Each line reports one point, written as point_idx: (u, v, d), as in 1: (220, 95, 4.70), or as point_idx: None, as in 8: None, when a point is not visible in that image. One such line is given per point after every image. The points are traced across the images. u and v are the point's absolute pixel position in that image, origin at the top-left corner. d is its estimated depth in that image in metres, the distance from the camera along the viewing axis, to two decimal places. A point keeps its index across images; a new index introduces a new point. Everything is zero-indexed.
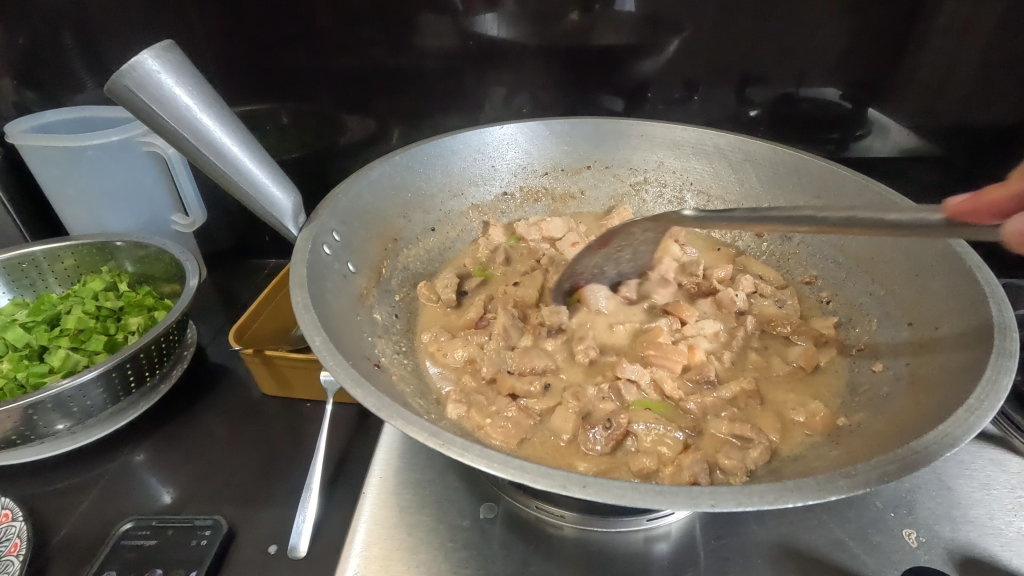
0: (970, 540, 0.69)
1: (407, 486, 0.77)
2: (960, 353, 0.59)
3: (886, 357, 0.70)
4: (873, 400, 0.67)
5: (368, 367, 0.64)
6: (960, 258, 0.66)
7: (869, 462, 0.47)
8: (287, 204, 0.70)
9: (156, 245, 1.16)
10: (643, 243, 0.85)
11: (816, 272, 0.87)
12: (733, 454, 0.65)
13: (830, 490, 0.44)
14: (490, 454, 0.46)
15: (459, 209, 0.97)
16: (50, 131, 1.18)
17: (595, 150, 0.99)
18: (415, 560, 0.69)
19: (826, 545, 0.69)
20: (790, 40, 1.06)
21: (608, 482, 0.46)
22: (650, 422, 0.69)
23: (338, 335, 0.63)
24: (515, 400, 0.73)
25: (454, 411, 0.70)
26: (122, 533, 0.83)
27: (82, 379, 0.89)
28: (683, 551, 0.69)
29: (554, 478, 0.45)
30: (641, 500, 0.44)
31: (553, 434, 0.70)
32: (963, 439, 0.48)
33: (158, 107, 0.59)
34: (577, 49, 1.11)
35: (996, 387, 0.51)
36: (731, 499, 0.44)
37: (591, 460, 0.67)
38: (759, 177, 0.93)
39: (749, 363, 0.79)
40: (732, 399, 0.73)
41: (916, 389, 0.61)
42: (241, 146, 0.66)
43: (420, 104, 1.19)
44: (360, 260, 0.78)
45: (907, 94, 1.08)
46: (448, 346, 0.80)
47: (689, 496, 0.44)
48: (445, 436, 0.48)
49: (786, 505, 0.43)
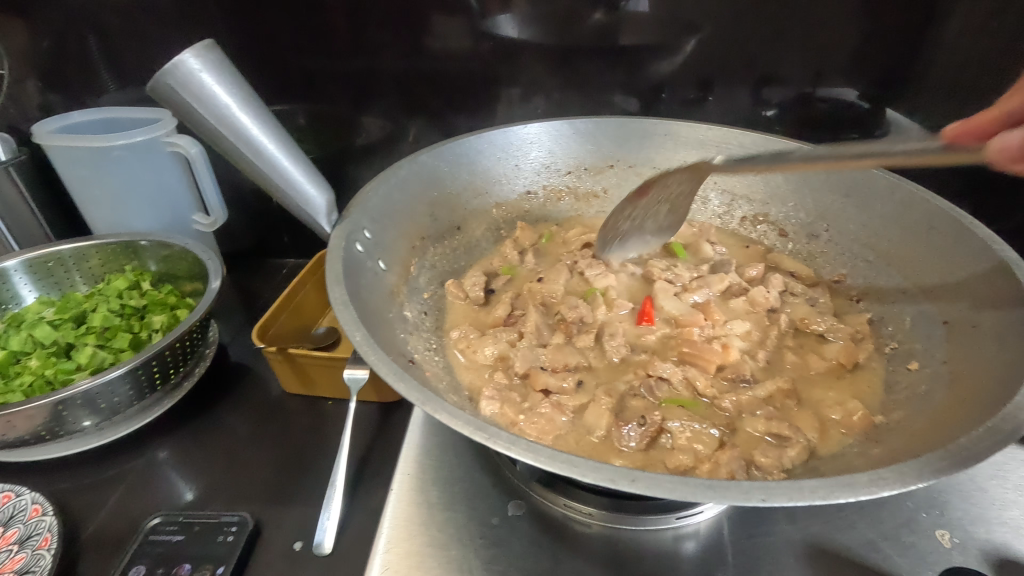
0: (1006, 541, 0.68)
1: (434, 482, 0.78)
2: (1003, 351, 0.58)
3: (923, 355, 0.69)
4: (911, 398, 0.66)
5: (404, 363, 0.64)
6: (1000, 255, 0.65)
7: (919, 458, 0.46)
8: (321, 202, 0.70)
9: (179, 244, 1.17)
10: (679, 195, 0.86)
11: (846, 271, 0.86)
12: (771, 453, 0.64)
13: (878, 488, 0.44)
14: (537, 448, 0.46)
15: (484, 207, 0.97)
16: (76, 131, 1.19)
17: (619, 149, 0.99)
18: (445, 557, 0.69)
19: (858, 545, 0.68)
20: (811, 39, 1.06)
21: (657, 475, 0.46)
22: (685, 419, 0.69)
23: (374, 331, 0.63)
24: (549, 396, 0.73)
25: (488, 407, 0.70)
26: (150, 528, 0.84)
27: (109, 376, 0.90)
28: (712, 550, 0.69)
29: (602, 472, 0.45)
30: (692, 495, 0.43)
31: (585, 431, 0.70)
32: (1015, 436, 0.47)
33: (199, 105, 0.60)
34: (592, 49, 1.11)
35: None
36: (782, 494, 0.43)
37: (625, 457, 0.67)
38: (785, 175, 0.92)
39: (785, 363, 0.78)
40: (768, 398, 0.72)
41: (955, 387, 0.60)
42: (275, 143, 0.67)
43: (440, 103, 1.19)
44: (390, 257, 0.78)
45: (925, 94, 1.08)
46: (475, 344, 0.79)
47: (739, 490, 0.44)
48: (491, 429, 0.48)
49: (837, 500, 0.43)
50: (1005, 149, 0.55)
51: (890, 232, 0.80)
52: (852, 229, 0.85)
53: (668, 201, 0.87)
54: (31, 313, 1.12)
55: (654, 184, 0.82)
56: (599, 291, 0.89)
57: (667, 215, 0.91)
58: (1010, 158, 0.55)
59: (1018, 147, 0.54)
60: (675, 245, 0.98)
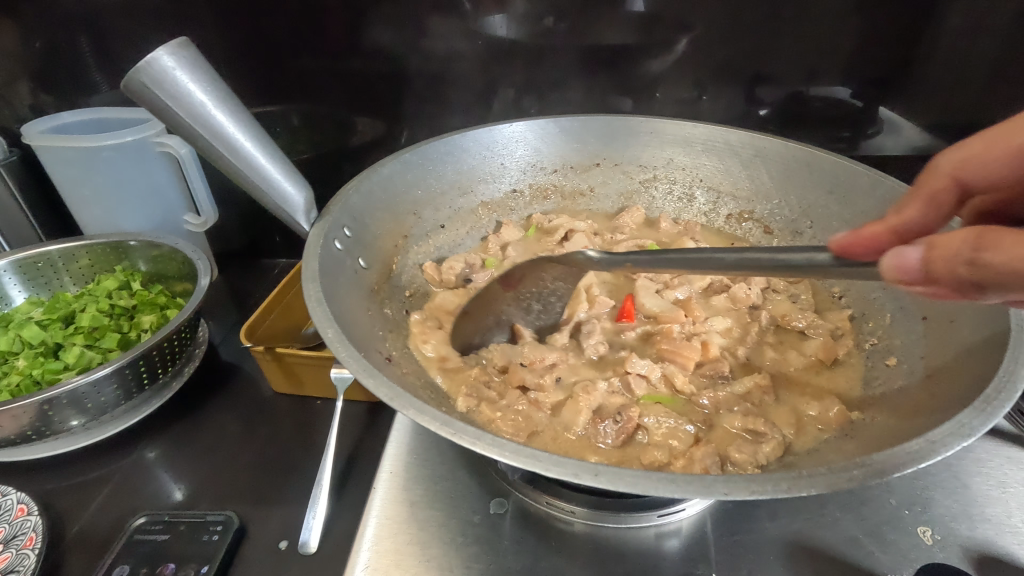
0: (988, 538, 0.68)
1: (417, 480, 0.78)
2: (978, 345, 0.58)
3: (901, 351, 0.69)
4: (887, 393, 0.66)
5: (379, 360, 0.64)
6: None
7: (886, 452, 0.46)
8: (299, 199, 0.70)
9: (169, 244, 1.17)
10: (553, 294, 0.85)
11: (829, 267, 0.86)
12: (746, 449, 0.64)
13: (843, 483, 0.43)
14: (503, 443, 0.46)
15: (469, 206, 0.96)
16: (65, 132, 1.19)
17: (606, 147, 0.98)
18: (426, 555, 0.69)
19: (840, 542, 0.68)
20: (800, 37, 1.06)
21: (622, 470, 0.45)
22: (661, 415, 0.70)
23: (350, 328, 0.63)
24: (527, 394, 0.73)
25: (464, 403, 0.70)
26: (135, 527, 0.84)
27: (95, 376, 0.90)
28: (694, 549, 0.69)
29: (567, 466, 0.45)
30: (655, 489, 0.43)
31: (563, 428, 0.70)
32: (980, 430, 0.47)
33: (174, 102, 0.60)
34: (585, 48, 1.11)
35: (1014, 377, 0.50)
36: (747, 488, 0.43)
37: (601, 453, 0.67)
38: (770, 173, 0.92)
39: (765, 360, 0.78)
40: (746, 394, 0.72)
41: (931, 382, 0.60)
42: (254, 141, 0.66)
43: (430, 104, 1.19)
44: (371, 255, 0.78)
45: (917, 93, 1.08)
46: (430, 333, 0.80)
47: (704, 484, 0.44)
48: (458, 424, 0.48)
49: (801, 494, 0.43)
50: (902, 266, 0.45)
51: None
52: (835, 225, 0.85)
53: (537, 298, 0.85)
54: (21, 313, 1.12)
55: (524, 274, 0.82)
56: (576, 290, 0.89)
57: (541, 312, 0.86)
58: (904, 277, 0.45)
59: (918, 263, 0.44)
60: (656, 247, 0.96)
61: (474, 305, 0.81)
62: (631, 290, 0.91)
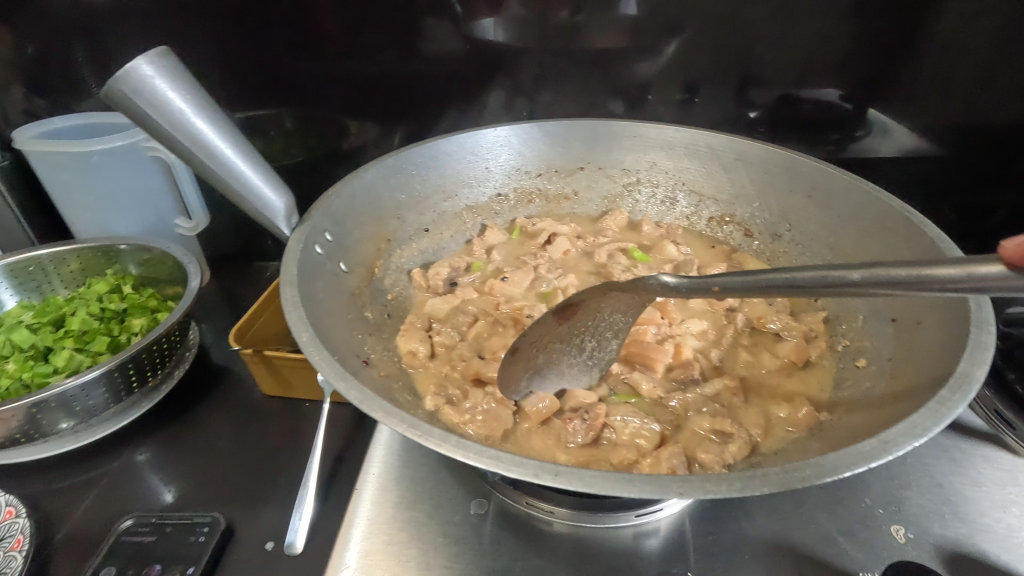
0: (960, 537, 0.69)
1: (400, 481, 0.78)
2: (942, 347, 0.58)
3: (871, 353, 0.70)
4: (856, 394, 0.67)
5: (356, 363, 0.65)
6: (945, 253, 0.65)
7: (838, 450, 0.47)
8: (279, 205, 0.71)
9: (159, 248, 1.18)
10: (606, 328, 0.73)
11: (805, 270, 0.87)
12: (713, 449, 0.65)
13: (795, 482, 0.44)
14: (466, 445, 0.47)
15: (454, 209, 0.97)
16: (56, 137, 1.21)
17: (589, 151, 0.99)
18: (405, 555, 0.70)
19: (816, 542, 0.69)
20: (788, 41, 1.07)
21: (581, 470, 0.46)
22: (627, 414, 0.71)
23: (327, 331, 0.64)
24: (489, 390, 0.73)
25: (432, 402, 0.72)
26: (123, 529, 0.85)
27: (84, 379, 0.91)
28: (671, 549, 0.70)
29: (528, 466, 0.46)
30: (612, 488, 0.44)
31: (532, 427, 0.71)
32: (933, 430, 0.48)
33: (153, 110, 0.60)
34: (578, 52, 1.12)
35: (969, 378, 0.52)
36: (701, 488, 0.44)
37: (570, 453, 0.68)
38: (751, 176, 0.92)
39: (739, 361, 0.79)
40: (715, 396, 0.74)
41: (898, 382, 0.61)
42: (234, 147, 0.67)
43: (423, 108, 1.20)
44: (353, 259, 0.78)
45: (904, 96, 1.09)
46: (414, 333, 0.81)
47: (659, 484, 0.45)
48: (424, 426, 0.49)
49: (752, 493, 0.44)
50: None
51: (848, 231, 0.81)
52: (813, 228, 0.86)
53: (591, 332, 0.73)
54: (12, 316, 1.13)
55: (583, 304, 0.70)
56: (555, 293, 0.92)
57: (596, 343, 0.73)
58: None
59: None
60: (637, 250, 0.99)
61: (526, 341, 0.71)
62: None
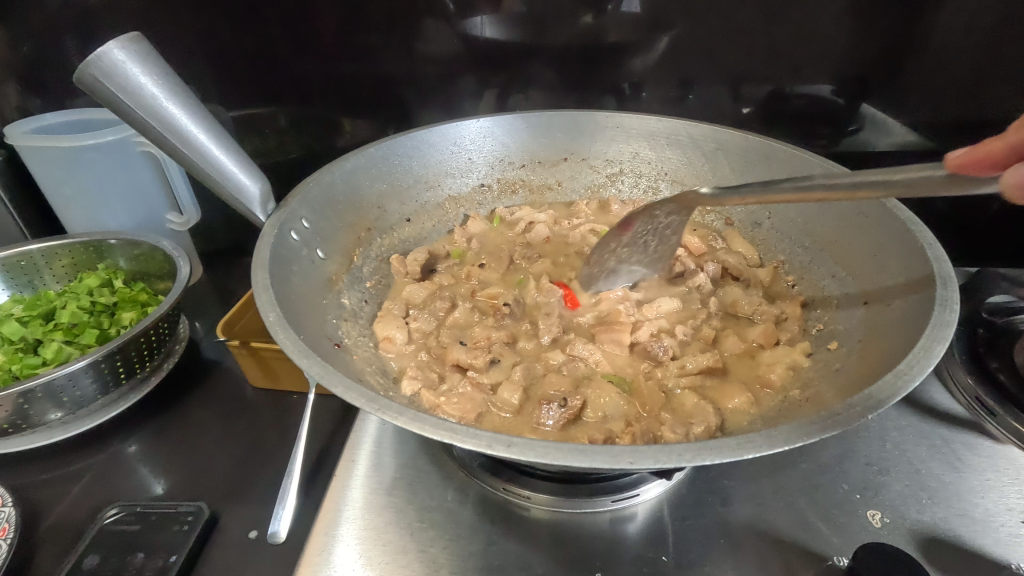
0: (935, 521, 0.69)
1: (380, 468, 0.79)
2: (909, 325, 0.59)
3: (843, 335, 0.69)
4: (825, 374, 0.66)
5: (327, 346, 0.65)
6: (914, 234, 0.66)
7: (792, 422, 0.47)
8: (255, 191, 0.71)
9: (149, 242, 1.19)
10: (666, 228, 0.79)
11: (783, 257, 0.86)
12: (678, 429, 0.65)
13: (745, 451, 0.45)
14: (423, 416, 0.47)
15: (436, 200, 0.97)
16: (50, 132, 1.21)
17: (573, 142, 0.99)
18: (381, 539, 0.71)
19: (791, 527, 0.69)
20: (781, 36, 1.07)
21: (534, 441, 0.46)
22: (605, 401, 0.71)
23: (298, 314, 0.64)
24: (466, 374, 0.75)
25: (409, 386, 0.71)
26: (106, 520, 0.85)
27: (71, 368, 0.92)
28: (647, 535, 0.70)
29: (482, 438, 0.46)
30: (563, 458, 0.44)
31: (499, 407, 0.71)
32: (887, 402, 0.48)
33: (124, 95, 0.61)
34: (574, 48, 1.13)
35: (928, 354, 0.52)
36: (651, 457, 0.45)
37: (542, 433, 0.68)
38: (731, 165, 0.92)
39: (701, 337, 0.80)
40: (698, 372, 0.74)
41: (865, 363, 0.61)
42: (209, 134, 0.67)
43: (418, 104, 1.21)
44: (331, 246, 0.79)
45: (900, 92, 1.10)
46: (391, 319, 0.81)
47: (611, 453, 0.45)
48: (382, 400, 0.49)
49: (703, 463, 0.44)
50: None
51: (825, 217, 0.80)
52: (791, 215, 0.85)
53: (657, 236, 0.81)
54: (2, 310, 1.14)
55: (635, 218, 0.78)
56: (527, 281, 0.92)
57: (657, 249, 0.84)
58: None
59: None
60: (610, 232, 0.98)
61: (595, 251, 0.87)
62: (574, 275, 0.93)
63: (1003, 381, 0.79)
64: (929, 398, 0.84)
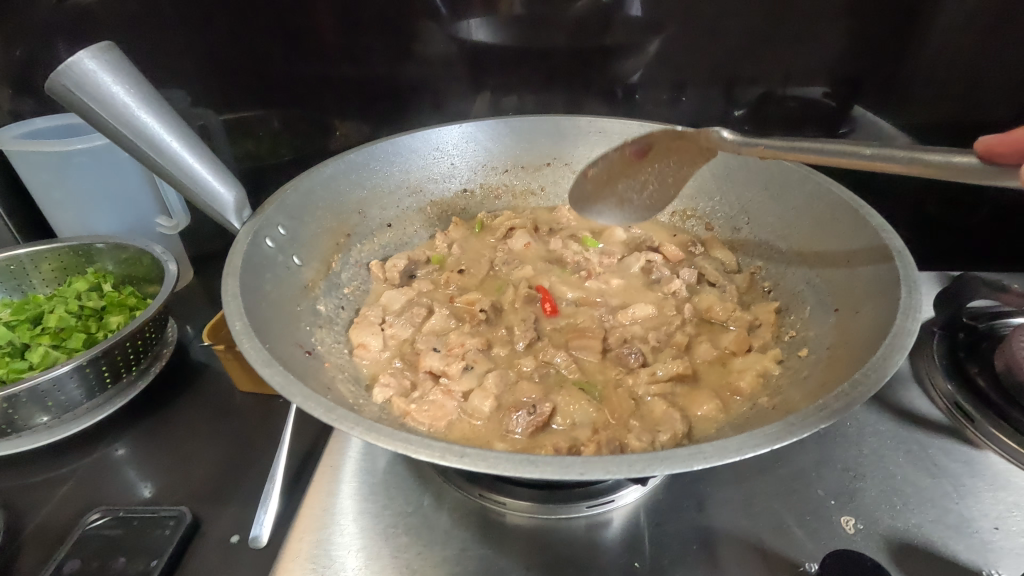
0: (909, 528, 0.69)
1: (359, 473, 0.79)
2: (872, 334, 0.59)
3: (813, 342, 0.70)
4: (793, 381, 0.67)
5: (296, 353, 0.65)
6: (885, 242, 0.66)
7: (745, 431, 0.47)
8: (230, 198, 0.72)
9: (138, 246, 1.19)
10: (672, 175, 0.86)
11: (761, 263, 0.87)
12: (643, 437, 0.65)
13: (693, 460, 0.45)
14: (378, 427, 0.48)
15: (418, 205, 0.97)
16: (38, 137, 1.20)
17: (556, 147, 1.00)
18: (358, 544, 0.71)
19: (765, 533, 0.69)
20: (774, 38, 1.08)
21: (486, 451, 0.47)
22: (571, 410, 0.71)
23: (268, 322, 0.64)
24: (439, 381, 0.75)
25: (381, 394, 0.72)
26: (88, 523, 0.86)
27: (56, 373, 0.93)
28: (621, 540, 0.70)
29: (435, 448, 0.46)
30: (512, 469, 0.44)
31: (471, 415, 0.72)
32: (841, 410, 0.48)
33: (96, 104, 0.61)
34: (567, 51, 1.13)
35: (887, 363, 0.52)
36: (601, 467, 0.45)
37: (510, 441, 0.69)
38: (711, 170, 0.92)
39: (674, 342, 0.80)
40: (671, 378, 0.74)
41: (829, 371, 0.61)
42: (182, 142, 0.68)
43: (411, 107, 1.21)
44: (308, 252, 0.80)
45: (892, 95, 1.10)
46: (366, 326, 0.82)
47: (561, 464, 0.45)
48: (338, 411, 0.49)
49: (651, 474, 0.44)
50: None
51: (802, 224, 0.80)
52: (769, 221, 0.86)
53: (657, 177, 0.86)
54: None
55: (653, 146, 0.83)
56: (507, 284, 0.92)
57: (652, 195, 0.88)
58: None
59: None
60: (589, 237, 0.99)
61: (599, 176, 0.90)
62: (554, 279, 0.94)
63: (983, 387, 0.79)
64: (908, 403, 0.84)
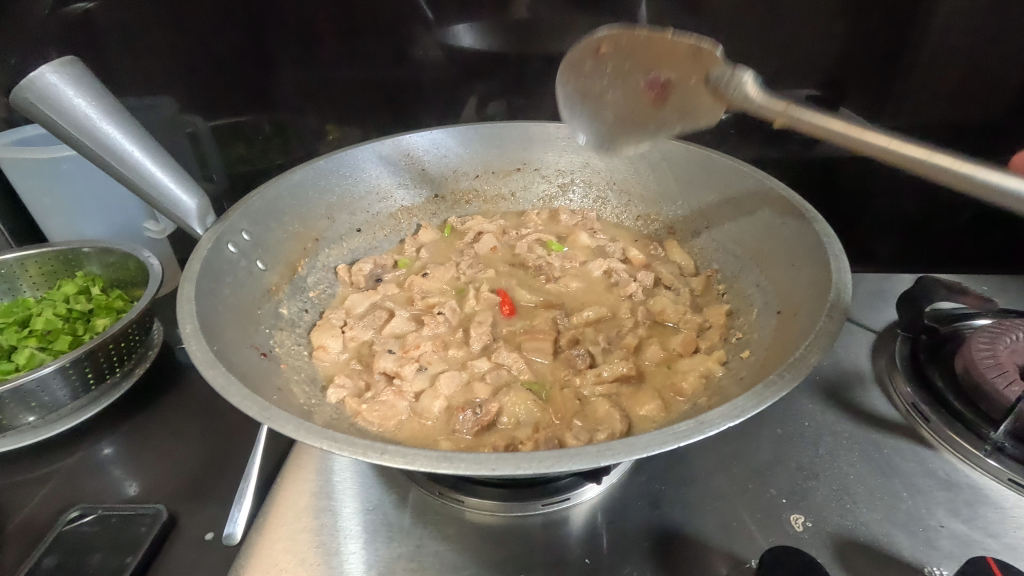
0: (855, 526, 0.70)
1: (324, 471, 0.81)
2: (799, 338, 0.61)
3: (755, 344, 0.72)
4: (730, 382, 0.69)
5: (250, 355, 0.68)
6: (824, 246, 0.68)
7: (658, 428, 0.51)
8: (191, 205, 0.76)
9: (123, 249, 1.21)
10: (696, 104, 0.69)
11: (717, 266, 0.89)
12: (582, 435, 0.68)
13: (603, 456, 0.48)
14: (304, 424, 0.51)
15: (388, 210, 1.00)
16: (29, 144, 1.24)
17: (526, 152, 1.02)
18: (317, 540, 0.73)
19: (716, 531, 0.71)
20: (757, 41, 1.09)
21: (410, 448, 0.50)
22: (517, 410, 0.74)
23: (222, 326, 0.67)
24: (392, 382, 0.78)
25: (335, 394, 0.74)
26: (67, 520, 0.88)
27: (40, 373, 0.95)
28: (574, 537, 0.71)
29: (360, 445, 0.50)
30: (431, 466, 0.48)
31: (423, 415, 0.75)
32: (753, 410, 0.51)
33: (57, 115, 0.66)
34: (552, 57, 1.15)
35: (799, 365, 0.55)
36: (513, 464, 0.49)
37: (456, 440, 0.72)
38: (675, 175, 0.95)
39: (623, 343, 0.83)
40: (618, 379, 0.77)
41: (761, 371, 0.64)
42: (143, 151, 0.72)
43: (396, 113, 1.23)
44: (272, 257, 0.82)
45: (872, 97, 1.12)
46: (328, 328, 0.85)
47: (477, 460, 0.49)
48: (274, 410, 0.53)
49: (558, 468, 0.48)
50: None
51: (753, 230, 0.82)
52: (725, 226, 0.88)
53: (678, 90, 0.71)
54: None
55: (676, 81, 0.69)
56: (470, 288, 0.95)
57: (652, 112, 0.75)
58: None
59: None
60: (555, 242, 1.01)
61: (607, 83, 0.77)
62: (524, 282, 0.96)
63: (939, 389, 0.80)
64: (865, 403, 0.85)
